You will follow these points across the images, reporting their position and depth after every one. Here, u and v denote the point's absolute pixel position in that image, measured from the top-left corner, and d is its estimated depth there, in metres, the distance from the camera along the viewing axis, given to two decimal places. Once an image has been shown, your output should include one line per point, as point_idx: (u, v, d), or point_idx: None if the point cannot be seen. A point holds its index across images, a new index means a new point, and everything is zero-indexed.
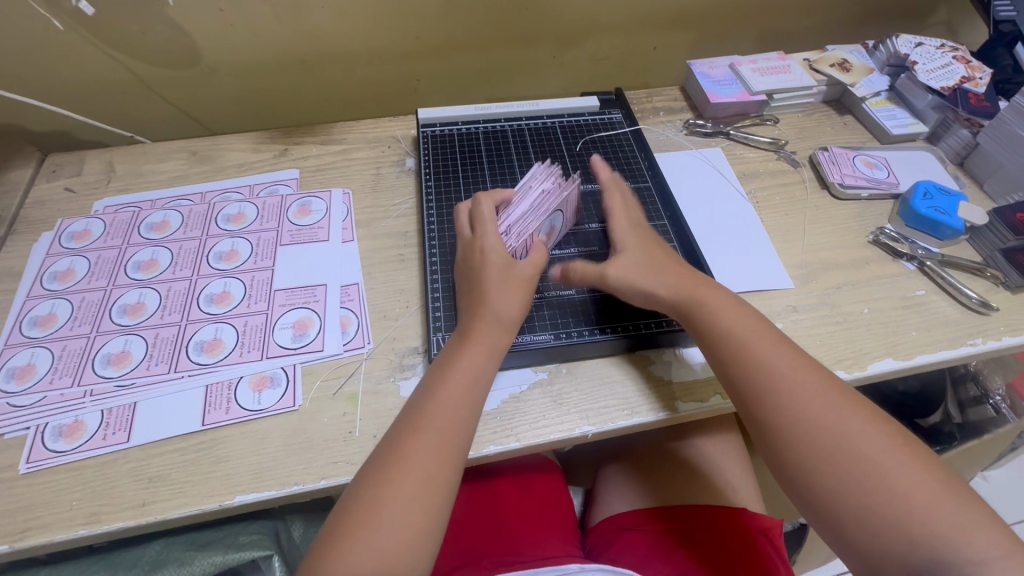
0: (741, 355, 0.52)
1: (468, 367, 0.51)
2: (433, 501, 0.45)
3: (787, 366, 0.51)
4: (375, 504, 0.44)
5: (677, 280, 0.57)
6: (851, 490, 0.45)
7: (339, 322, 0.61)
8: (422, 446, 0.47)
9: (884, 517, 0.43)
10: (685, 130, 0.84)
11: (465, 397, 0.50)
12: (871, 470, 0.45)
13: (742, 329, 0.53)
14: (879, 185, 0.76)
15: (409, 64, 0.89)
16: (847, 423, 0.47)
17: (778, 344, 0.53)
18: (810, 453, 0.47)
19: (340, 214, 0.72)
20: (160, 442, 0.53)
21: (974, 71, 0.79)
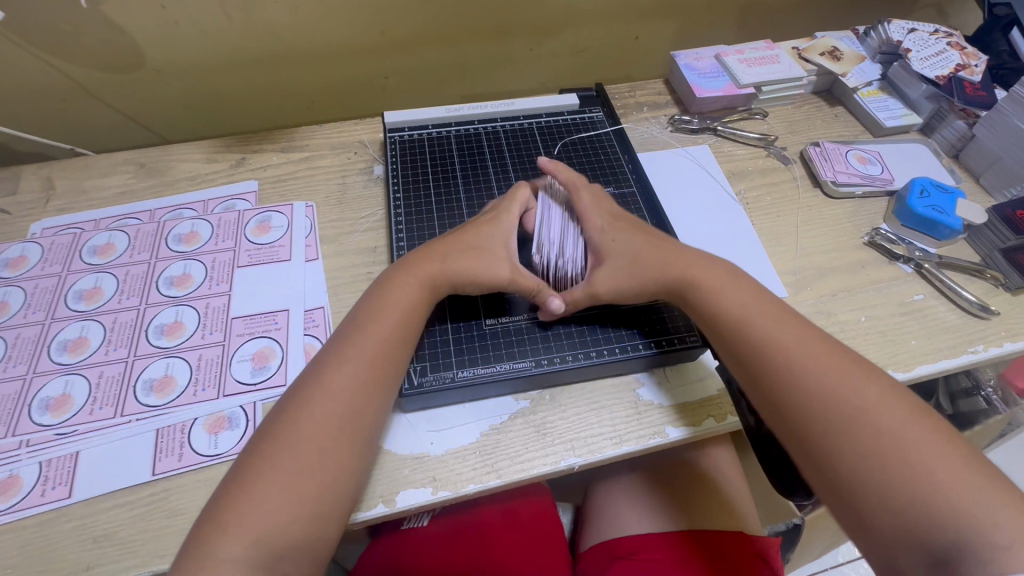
0: (745, 330, 0.49)
1: (389, 316, 0.50)
2: (340, 454, 0.44)
3: (795, 341, 0.47)
4: (282, 456, 0.43)
5: (670, 261, 0.54)
6: (865, 472, 0.41)
7: (303, 352, 0.57)
8: (336, 397, 0.45)
9: (907, 502, 0.39)
10: (670, 127, 0.80)
11: (383, 347, 0.49)
12: (894, 460, 0.40)
13: (743, 304, 0.50)
14: (873, 182, 0.72)
15: (375, 60, 0.83)
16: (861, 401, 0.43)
17: (787, 320, 0.49)
18: (820, 432, 0.43)
19: (303, 229, 0.67)
20: (106, 496, 0.48)
21: (969, 58, 0.76)
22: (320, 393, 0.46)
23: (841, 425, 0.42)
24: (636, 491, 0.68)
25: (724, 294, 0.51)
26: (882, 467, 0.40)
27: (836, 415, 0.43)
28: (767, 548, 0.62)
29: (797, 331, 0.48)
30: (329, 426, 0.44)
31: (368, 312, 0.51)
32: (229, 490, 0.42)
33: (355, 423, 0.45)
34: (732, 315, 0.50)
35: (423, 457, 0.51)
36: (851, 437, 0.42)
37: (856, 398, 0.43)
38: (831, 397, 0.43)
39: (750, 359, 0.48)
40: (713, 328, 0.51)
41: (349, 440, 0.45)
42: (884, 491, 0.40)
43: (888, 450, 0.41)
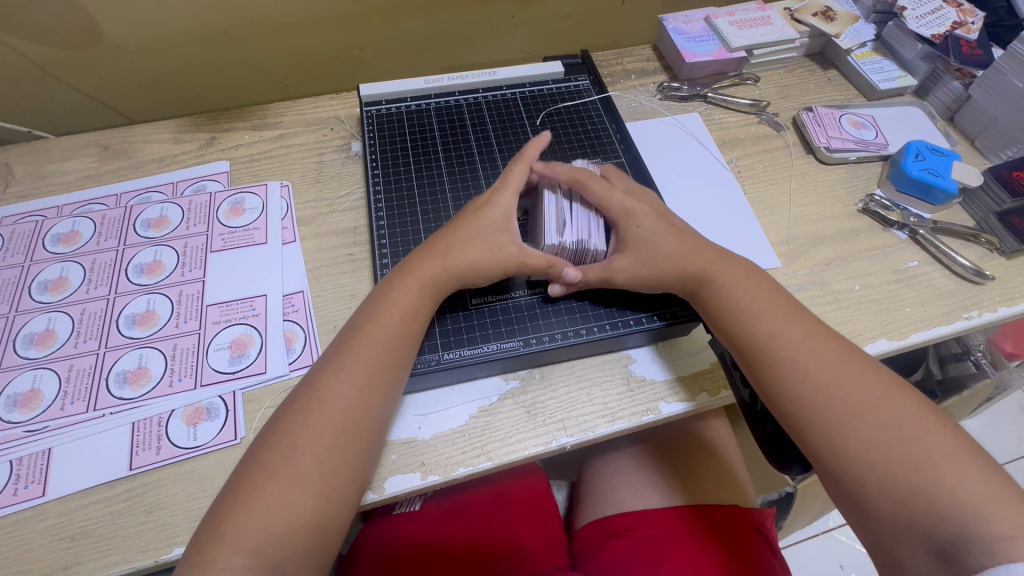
0: (752, 322, 0.48)
1: (397, 300, 0.49)
2: (344, 453, 0.43)
3: (800, 336, 0.46)
4: (285, 454, 0.42)
5: (677, 249, 0.52)
6: (868, 461, 0.41)
7: (283, 338, 0.55)
8: (342, 396, 0.44)
9: (909, 493, 0.39)
10: (659, 95, 0.77)
11: (390, 343, 0.47)
12: (890, 449, 0.40)
13: (751, 298, 0.49)
14: (868, 146, 0.70)
15: (349, 31, 0.79)
16: (867, 394, 0.43)
17: (793, 312, 0.48)
18: (821, 424, 0.43)
19: (278, 210, 0.64)
20: (83, 493, 0.46)
21: (966, 15, 0.73)
22: (330, 385, 0.45)
23: (847, 415, 0.42)
24: (634, 469, 0.68)
25: (732, 287, 0.50)
26: (884, 458, 0.40)
27: (839, 406, 0.43)
28: (762, 520, 0.62)
29: (804, 326, 0.47)
30: (335, 426, 0.43)
31: (373, 305, 0.49)
32: (236, 484, 0.41)
33: (361, 421, 0.44)
34: (738, 308, 0.49)
35: (411, 442, 0.50)
36: (855, 427, 0.42)
37: (861, 390, 0.43)
38: (835, 387, 0.43)
39: (751, 351, 0.47)
40: (718, 321, 0.50)
41: (363, 426, 0.44)
42: (886, 477, 0.40)
43: (890, 441, 0.41)
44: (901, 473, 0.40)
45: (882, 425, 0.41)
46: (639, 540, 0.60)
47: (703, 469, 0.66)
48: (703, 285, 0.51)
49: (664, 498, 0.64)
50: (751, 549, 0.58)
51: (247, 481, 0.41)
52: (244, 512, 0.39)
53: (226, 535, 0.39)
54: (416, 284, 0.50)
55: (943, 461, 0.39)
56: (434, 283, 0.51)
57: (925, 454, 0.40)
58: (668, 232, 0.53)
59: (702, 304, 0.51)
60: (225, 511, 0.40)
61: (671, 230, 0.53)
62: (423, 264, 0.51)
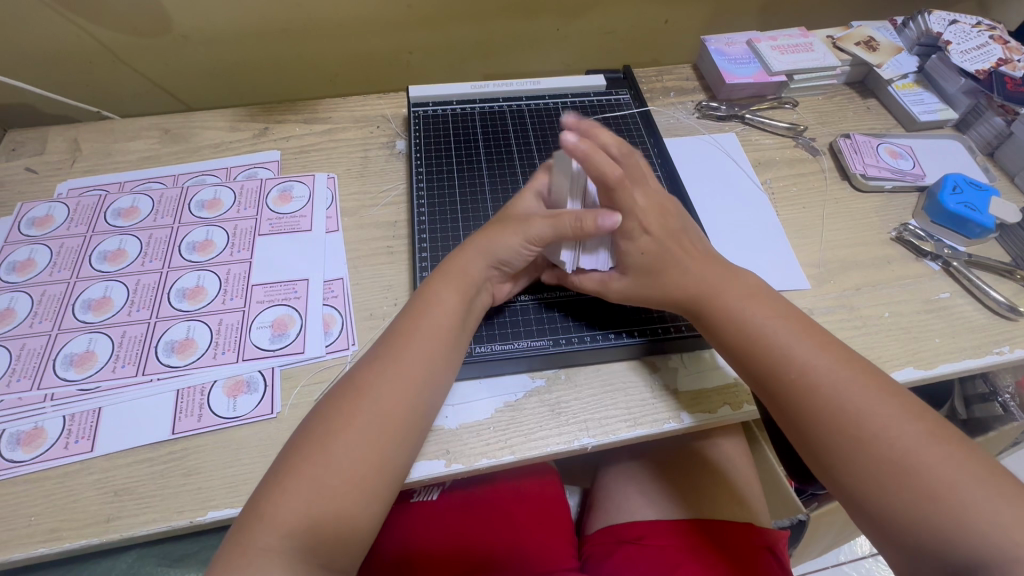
0: (760, 346, 0.48)
1: (440, 306, 0.50)
2: (382, 444, 0.44)
3: (822, 364, 0.46)
4: (325, 436, 0.44)
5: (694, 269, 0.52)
6: (883, 490, 0.41)
7: (321, 321, 0.57)
8: (383, 384, 0.46)
9: (941, 526, 0.39)
10: (697, 113, 0.78)
11: (430, 342, 0.49)
12: (922, 479, 0.40)
13: (771, 323, 0.49)
14: (903, 176, 0.71)
15: (400, 34, 0.83)
16: (891, 425, 0.42)
17: (801, 334, 0.48)
18: (840, 450, 0.43)
19: (324, 200, 0.67)
20: (128, 452, 0.49)
21: (1013, 53, 0.73)
22: (370, 381, 0.46)
23: (873, 448, 0.42)
24: (651, 478, 0.69)
25: (738, 305, 0.50)
26: (902, 490, 0.41)
27: (865, 439, 0.42)
28: (776, 541, 0.61)
29: (811, 350, 0.47)
30: (377, 412, 0.45)
31: (418, 306, 0.51)
32: (279, 468, 0.43)
33: (399, 415, 0.46)
34: (755, 331, 0.49)
35: (437, 430, 0.51)
36: (882, 459, 0.41)
37: (873, 419, 0.43)
38: (849, 410, 0.43)
39: (761, 375, 0.48)
40: (732, 343, 0.50)
41: (401, 420, 0.46)
42: (917, 510, 0.40)
43: (909, 472, 0.41)
44: (932, 507, 0.39)
45: (911, 457, 0.41)
46: (650, 550, 0.61)
47: (719, 484, 0.66)
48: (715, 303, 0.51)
49: (677, 510, 0.64)
50: (762, 567, 0.58)
51: (289, 462, 0.43)
52: (283, 489, 0.42)
53: (267, 513, 0.41)
54: (455, 289, 0.51)
55: (970, 495, 0.39)
56: (475, 280, 0.52)
57: (952, 488, 0.39)
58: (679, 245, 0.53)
59: (706, 319, 0.51)
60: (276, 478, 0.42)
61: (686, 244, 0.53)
62: (467, 262, 0.53)
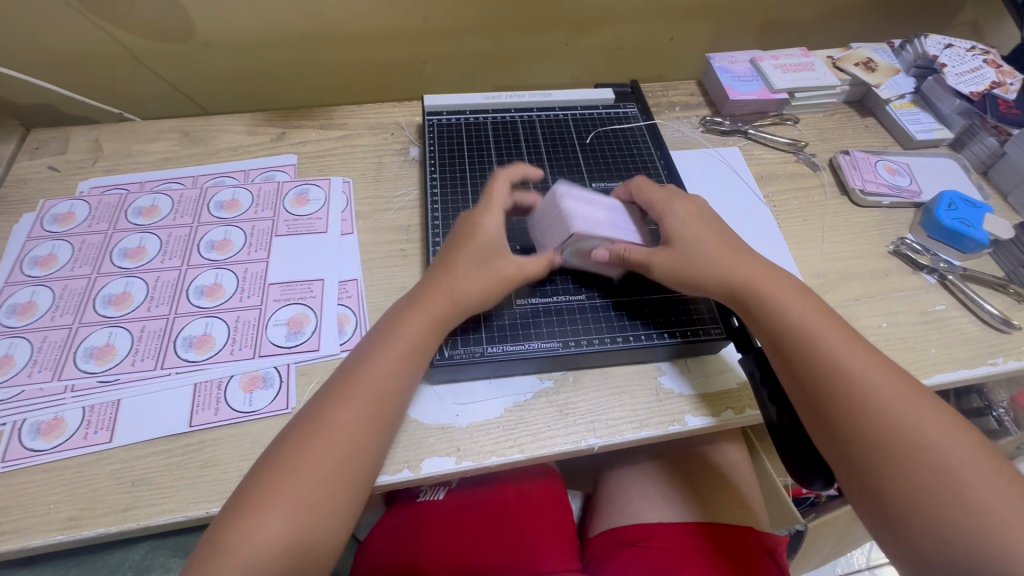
0: (810, 350, 0.48)
1: (408, 333, 0.51)
2: (347, 473, 0.45)
3: (860, 366, 0.47)
4: (297, 465, 0.44)
5: (737, 269, 0.53)
6: (911, 500, 0.43)
7: (337, 321, 0.58)
8: (351, 413, 0.47)
9: (953, 526, 0.41)
10: (701, 128, 0.81)
11: (399, 370, 0.50)
12: (943, 482, 0.42)
13: (811, 324, 0.50)
14: (901, 193, 0.73)
15: (414, 45, 0.85)
16: (922, 433, 0.44)
17: (850, 342, 0.49)
18: (868, 450, 0.44)
19: (340, 204, 0.69)
20: (145, 443, 0.50)
21: (1005, 76, 0.76)
22: (339, 408, 0.47)
23: (899, 452, 0.44)
24: (655, 482, 0.70)
25: (782, 306, 0.51)
26: (934, 504, 0.42)
27: (892, 441, 0.44)
28: (776, 546, 0.63)
29: (863, 357, 0.48)
30: (343, 443, 0.46)
31: (387, 330, 0.52)
32: (242, 497, 0.43)
33: (364, 445, 0.47)
34: (796, 330, 0.50)
35: (448, 428, 0.53)
36: (904, 463, 0.43)
37: (917, 430, 0.44)
38: (879, 414, 0.45)
39: (809, 377, 0.48)
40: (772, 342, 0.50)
41: (366, 450, 0.47)
42: (933, 511, 0.42)
43: (941, 488, 0.42)
44: (944, 509, 0.42)
45: (931, 464, 0.43)
46: (653, 553, 0.61)
47: (721, 489, 0.67)
48: (753, 301, 0.52)
49: (679, 514, 0.65)
50: (761, 571, 0.60)
51: (258, 490, 0.43)
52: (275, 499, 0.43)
53: (235, 543, 0.41)
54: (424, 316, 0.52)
55: (986, 504, 0.41)
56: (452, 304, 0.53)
57: (975, 494, 0.42)
58: (724, 260, 0.54)
59: (753, 315, 0.52)
60: (253, 494, 0.43)
61: (730, 253, 0.54)
62: (436, 289, 0.53)
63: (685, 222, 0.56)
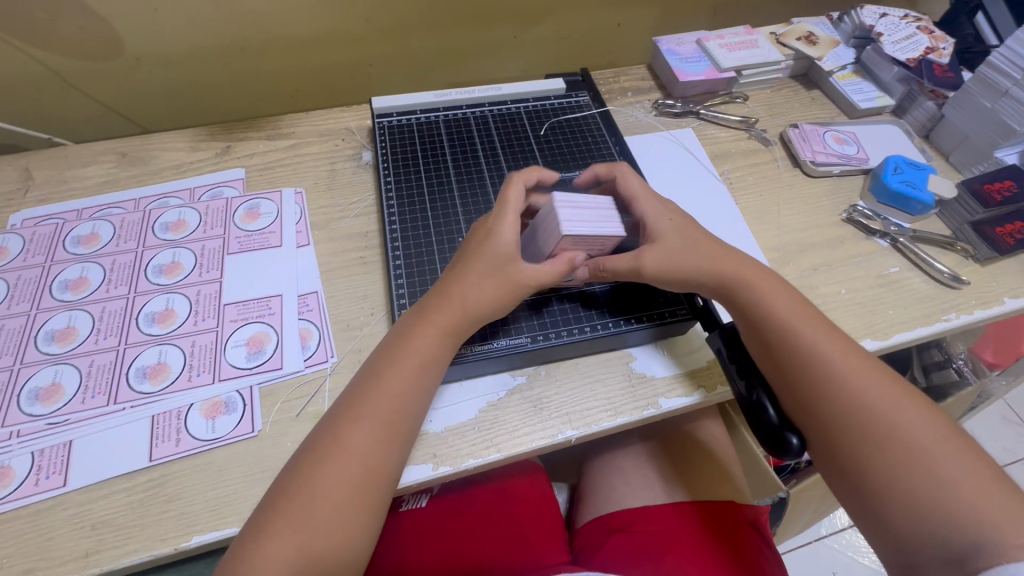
0: (788, 339, 0.49)
1: (417, 350, 0.49)
2: (361, 496, 0.44)
3: (836, 351, 0.48)
4: (299, 500, 0.43)
5: (717, 264, 0.54)
6: (893, 482, 0.43)
7: (299, 336, 0.57)
8: (360, 439, 0.45)
9: (930, 505, 0.42)
10: (654, 111, 0.81)
11: (410, 388, 0.48)
12: (919, 462, 0.43)
13: (790, 313, 0.51)
14: (850, 161, 0.75)
15: (358, 48, 0.83)
16: (897, 414, 0.45)
17: (830, 332, 0.50)
18: (847, 434, 0.46)
19: (293, 215, 0.66)
20: (103, 483, 0.48)
21: (938, 41, 0.79)
22: (349, 432, 0.46)
23: (876, 435, 0.45)
24: (638, 466, 0.70)
25: (759, 298, 0.52)
26: (912, 484, 0.43)
27: (868, 424, 0.45)
28: (757, 515, 0.65)
29: (839, 344, 0.49)
30: (353, 469, 0.44)
31: (395, 346, 0.50)
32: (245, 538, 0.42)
33: (379, 468, 0.45)
34: (775, 320, 0.50)
35: (423, 435, 0.52)
36: (881, 445, 0.44)
37: (892, 412, 0.45)
38: (854, 398, 0.46)
39: (788, 365, 0.49)
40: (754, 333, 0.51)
41: (381, 472, 0.45)
42: (910, 490, 0.43)
43: (917, 468, 0.43)
44: (921, 488, 0.42)
45: (906, 444, 0.44)
46: (640, 538, 0.62)
47: (701, 467, 0.68)
48: (732, 295, 0.53)
49: (663, 495, 0.66)
50: (746, 542, 0.61)
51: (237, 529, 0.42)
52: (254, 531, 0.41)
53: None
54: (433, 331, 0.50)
55: (961, 480, 0.42)
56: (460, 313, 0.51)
57: (951, 472, 0.42)
58: (702, 258, 0.54)
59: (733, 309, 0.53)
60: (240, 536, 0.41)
61: (709, 250, 0.55)
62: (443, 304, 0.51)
63: (668, 219, 0.56)
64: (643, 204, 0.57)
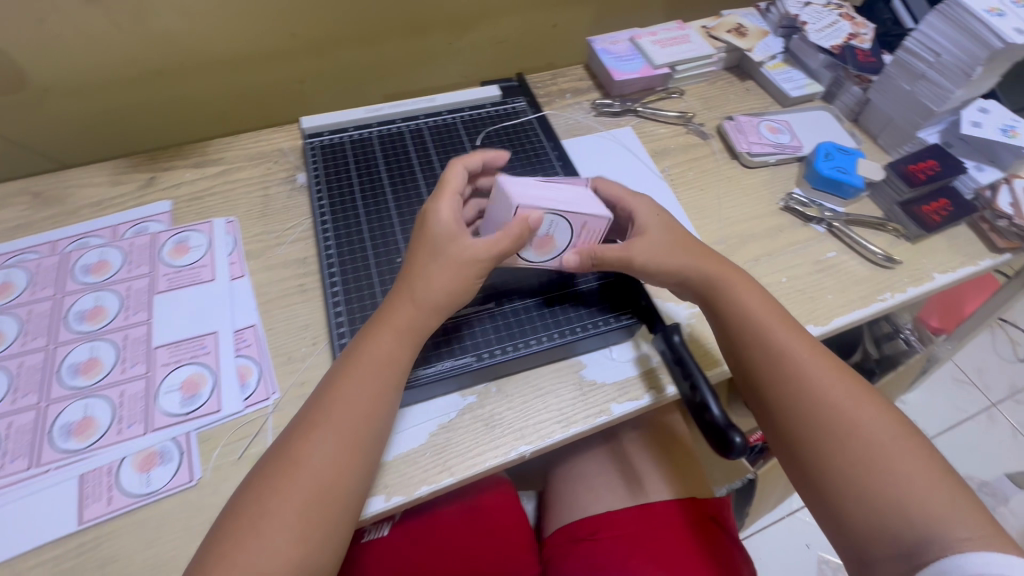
0: (762, 336, 0.51)
1: (376, 361, 0.48)
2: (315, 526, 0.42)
3: (804, 349, 0.50)
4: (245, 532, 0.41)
5: (700, 263, 0.55)
6: (858, 487, 0.44)
7: (237, 374, 0.54)
8: (315, 460, 0.43)
9: (888, 496, 0.43)
10: (593, 112, 0.81)
11: (370, 402, 0.46)
12: (879, 455, 0.44)
13: (763, 313, 0.52)
14: (784, 149, 0.77)
15: (287, 65, 0.81)
16: (859, 408, 0.47)
17: (798, 331, 0.51)
18: (812, 424, 0.47)
19: (225, 246, 0.64)
20: (30, 553, 0.45)
21: (858, 27, 0.82)
22: (304, 455, 0.44)
23: (841, 426, 0.46)
24: (603, 469, 0.70)
25: (734, 298, 0.53)
26: (870, 475, 0.44)
27: (834, 415, 0.46)
28: (720, 509, 0.66)
29: (808, 342, 0.50)
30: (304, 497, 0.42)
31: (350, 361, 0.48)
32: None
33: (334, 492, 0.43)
34: (751, 318, 0.52)
35: None
36: (844, 437, 0.45)
37: (856, 405, 0.47)
38: (820, 392, 0.47)
39: (761, 360, 0.50)
40: (731, 329, 0.53)
41: (335, 497, 0.43)
42: (871, 480, 0.44)
43: (877, 461, 0.44)
44: (881, 479, 0.44)
45: (866, 438, 0.45)
46: (607, 543, 0.62)
47: (663, 464, 0.69)
48: (710, 294, 0.54)
49: (627, 497, 0.66)
50: (710, 537, 0.62)
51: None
52: None
53: None
54: (388, 344, 0.49)
55: (916, 473, 0.43)
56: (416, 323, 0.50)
57: (906, 465, 0.44)
58: (683, 256, 0.55)
59: (711, 307, 0.54)
60: None
61: (689, 250, 0.56)
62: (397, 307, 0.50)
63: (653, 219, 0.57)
64: (631, 202, 0.58)
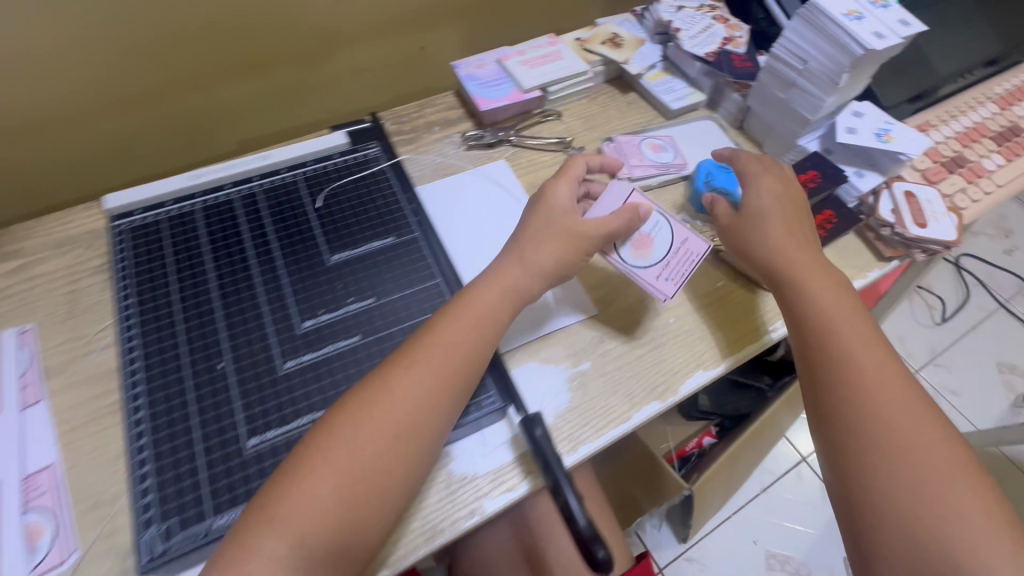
0: (828, 330, 0.51)
1: (408, 404, 0.45)
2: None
3: (874, 349, 0.50)
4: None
5: (810, 259, 0.55)
6: (897, 497, 0.44)
7: (23, 536, 0.44)
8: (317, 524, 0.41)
9: (924, 515, 0.43)
10: (464, 144, 0.73)
11: (393, 451, 0.44)
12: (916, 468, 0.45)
13: (840, 305, 0.52)
14: (668, 169, 0.72)
15: (105, 121, 0.70)
16: (909, 418, 0.47)
17: (869, 327, 0.52)
18: (856, 427, 0.47)
19: (16, 365, 0.53)
20: None
21: (732, 30, 0.78)
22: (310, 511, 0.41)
23: (890, 433, 0.46)
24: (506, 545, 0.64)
25: (822, 289, 0.53)
26: (907, 490, 0.44)
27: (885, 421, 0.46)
28: None
29: (871, 340, 0.50)
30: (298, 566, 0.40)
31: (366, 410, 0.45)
32: None
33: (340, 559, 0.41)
34: (820, 310, 0.52)
35: None
36: (902, 443, 0.46)
37: (903, 416, 0.47)
38: (874, 394, 0.47)
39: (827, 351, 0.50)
40: (800, 320, 0.53)
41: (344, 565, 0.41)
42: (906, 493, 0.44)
43: (914, 477, 0.44)
44: (917, 496, 0.44)
45: (908, 451, 0.45)
46: None
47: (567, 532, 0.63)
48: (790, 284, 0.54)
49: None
50: None
51: None
52: None
53: None
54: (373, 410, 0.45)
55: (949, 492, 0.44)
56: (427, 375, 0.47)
57: (939, 485, 0.44)
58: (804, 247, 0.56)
59: (787, 297, 0.54)
60: None
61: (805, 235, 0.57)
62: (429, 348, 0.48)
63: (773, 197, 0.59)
64: (754, 176, 0.61)
